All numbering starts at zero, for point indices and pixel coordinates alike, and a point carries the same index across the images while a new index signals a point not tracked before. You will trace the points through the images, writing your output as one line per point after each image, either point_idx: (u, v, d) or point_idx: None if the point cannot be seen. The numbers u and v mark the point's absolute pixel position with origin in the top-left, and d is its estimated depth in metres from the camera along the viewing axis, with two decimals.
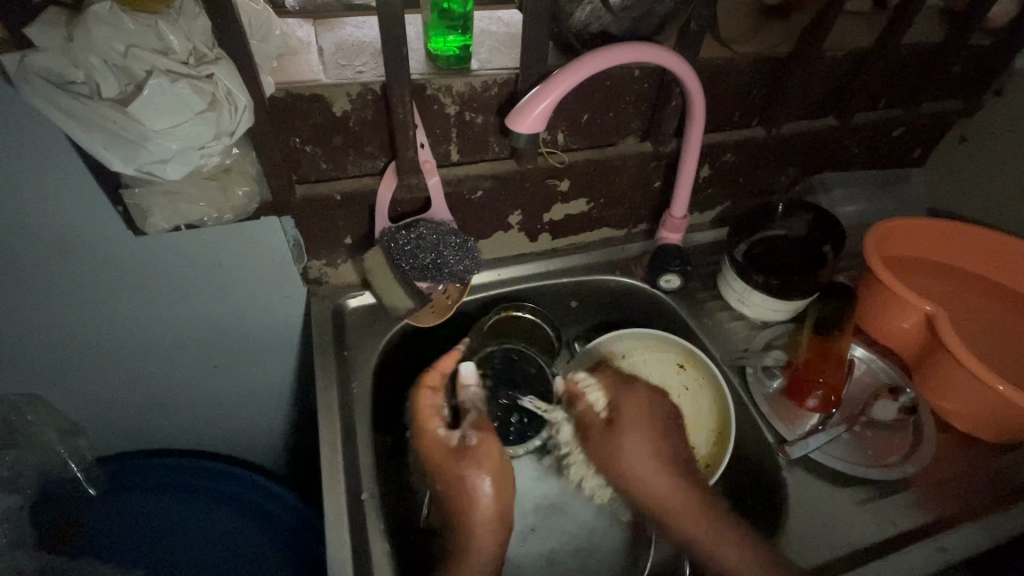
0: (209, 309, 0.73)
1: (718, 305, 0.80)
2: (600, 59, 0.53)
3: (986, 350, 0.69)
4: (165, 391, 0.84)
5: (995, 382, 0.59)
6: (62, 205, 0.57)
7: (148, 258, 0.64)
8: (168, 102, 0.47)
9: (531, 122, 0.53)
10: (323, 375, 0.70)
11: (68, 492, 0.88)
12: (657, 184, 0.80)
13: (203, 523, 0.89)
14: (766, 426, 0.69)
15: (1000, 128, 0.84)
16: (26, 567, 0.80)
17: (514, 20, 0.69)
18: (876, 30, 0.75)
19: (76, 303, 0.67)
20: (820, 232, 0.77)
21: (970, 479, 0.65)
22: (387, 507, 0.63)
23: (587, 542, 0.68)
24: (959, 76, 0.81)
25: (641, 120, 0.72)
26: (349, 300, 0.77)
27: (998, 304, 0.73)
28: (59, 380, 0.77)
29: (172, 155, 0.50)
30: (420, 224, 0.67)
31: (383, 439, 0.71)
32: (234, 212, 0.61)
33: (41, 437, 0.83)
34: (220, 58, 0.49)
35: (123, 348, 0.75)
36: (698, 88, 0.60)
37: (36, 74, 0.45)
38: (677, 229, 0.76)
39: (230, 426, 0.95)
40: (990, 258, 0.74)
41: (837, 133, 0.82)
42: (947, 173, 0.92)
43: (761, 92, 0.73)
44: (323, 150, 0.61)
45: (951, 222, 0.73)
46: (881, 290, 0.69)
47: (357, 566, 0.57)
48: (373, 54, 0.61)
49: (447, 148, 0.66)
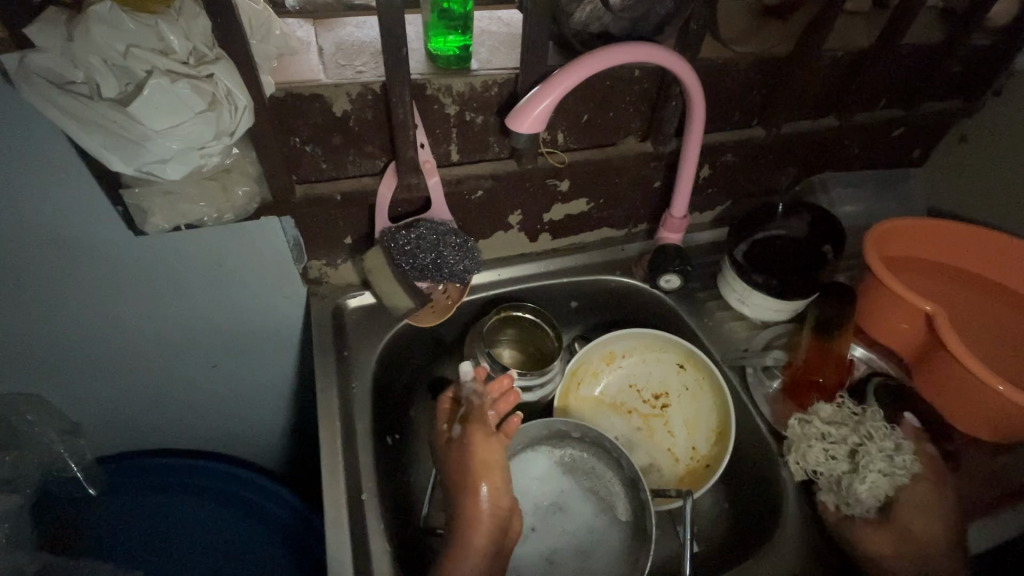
0: (209, 307, 0.73)
1: (719, 305, 0.80)
2: (600, 58, 0.53)
3: (984, 352, 0.69)
4: (164, 391, 0.84)
5: (995, 382, 0.59)
6: (61, 206, 0.57)
7: (147, 258, 0.64)
8: (168, 101, 0.47)
9: (531, 122, 0.53)
10: (323, 375, 0.70)
11: (68, 492, 0.88)
12: (657, 184, 0.80)
13: (202, 525, 0.89)
14: (766, 426, 0.70)
15: (999, 128, 0.84)
16: (27, 567, 0.80)
17: (514, 19, 0.69)
18: (877, 30, 0.75)
19: (75, 304, 0.67)
20: (820, 233, 0.77)
21: (967, 480, 0.66)
22: (387, 507, 0.64)
23: (586, 542, 0.68)
24: (959, 76, 0.81)
25: (640, 120, 0.72)
26: (349, 300, 0.77)
27: (1000, 307, 0.73)
28: (60, 380, 0.77)
29: (171, 155, 0.50)
30: (421, 224, 0.67)
31: (384, 439, 0.70)
32: (234, 212, 0.61)
33: (41, 437, 0.83)
34: (220, 57, 0.49)
35: (121, 348, 0.75)
36: (698, 88, 0.60)
37: (36, 74, 0.45)
38: (677, 229, 0.76)
39: (230, 425, 0.95)
40: (993, 260, 0.74)
41: (838, 133, 0.82)
42: (947, 173, 0.92)
43: (761, 92, 0.73)
44: (323, 149, 0.61)
45: (952, 223, 0.73)
46: (879, 289, 0.68)
47: (358, 565, 0.57)
48: (373, 54, 0.61)
49: (447, 148, 0.66)
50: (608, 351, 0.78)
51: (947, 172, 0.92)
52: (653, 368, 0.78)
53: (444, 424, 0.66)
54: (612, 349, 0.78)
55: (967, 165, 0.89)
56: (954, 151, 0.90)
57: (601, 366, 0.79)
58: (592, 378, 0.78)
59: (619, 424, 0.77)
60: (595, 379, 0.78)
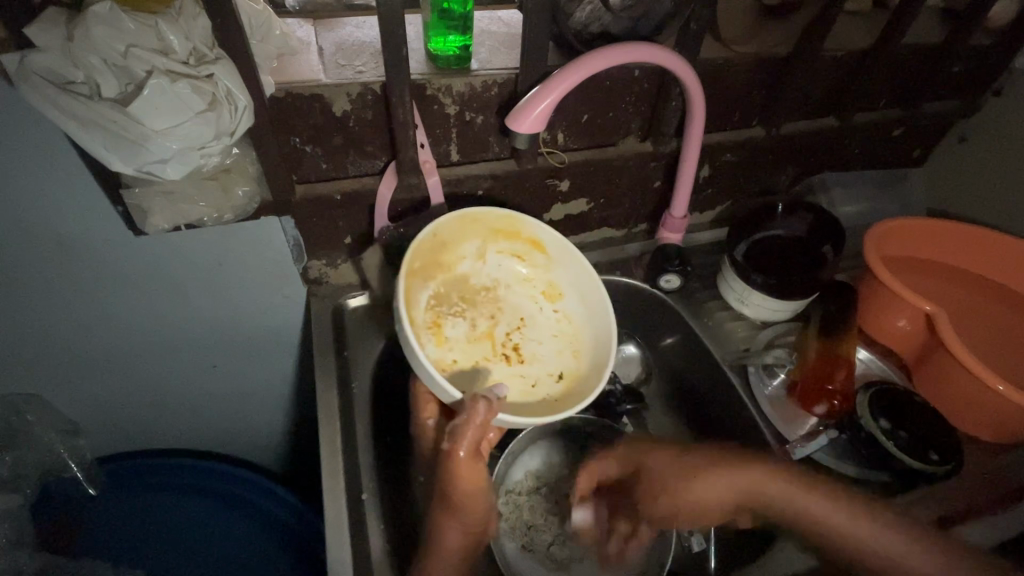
0: (210, 306, 0.73)
1: (718, 304, 0.80)
2: (598, 59, 0.53)
3: (981, 350, 0.69)
4: (163, 390, 0.84)
5: (994, 382, 0.59)
6: (62, 207, 0.57)
7: (148, 258, 0.64)
8: (168, 101, 0.47)
9: (531, 122, 0.53)
10: (323, 375, 0.70)
11: (67, 492, 0.88)
12: (657, 185, 0.80)
13: (201, 525, 0.90)
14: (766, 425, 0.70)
15: (998, 128, 0.84)
16: (26, 568, 0.80)
17: (514, 19, 0.69)
18: (876, 31, 0.75)
19: (74, 304, 0.67)
20: (819, 235, 0.77)
21: (967, 479, 0.65)
22: (387, 505, 0.64)
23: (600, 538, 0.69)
24: (960, 76, 0.81)
25: (641, 120, 0.72)
26: (349, 300, 0.76)
27: (996, 307, 0.73)
28: (59, 380, 0.77)
29: (171, 155, 0.50)
30: (421, 224, 0.67)
31: (383, 440, 0.70)
32: (234, 212, 0.62)
33: (41, 437, 0.83)
34: (220, 58, 0.49)
35: (120, 347, 0.75)
36: (698, 88, 0.60)
37: (36, 74, 0.45)
38: (677, 229, 0.75)
39: (229, 425, 0.95)
40: (990, 259, 0.74)
41: (837, 132, 0.82)
42: (946, 173, 0.92)
43: (761, 92, 0.73)
44: (323, 149, 0.61)
45: (950, 222, 0.73)
46: (881, 289, 0.68)
47: (357, 566, 0.57)
48: (373, 54, 0.61)
49: (447, 148, 0.66)
50: (516, 249, 0.69)
51: (945, 172, 0.92)
52: (574, 286, 0.68)
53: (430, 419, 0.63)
54: (523, 247, 0.69)
55: (965, 165, 0.89)
56: (953, 151, 0.90)
57: (461, 234, 0.65)
58: (456, 222, 0.63)
59: (423, 292, 0.64)
60: (461, 255, 0.66)
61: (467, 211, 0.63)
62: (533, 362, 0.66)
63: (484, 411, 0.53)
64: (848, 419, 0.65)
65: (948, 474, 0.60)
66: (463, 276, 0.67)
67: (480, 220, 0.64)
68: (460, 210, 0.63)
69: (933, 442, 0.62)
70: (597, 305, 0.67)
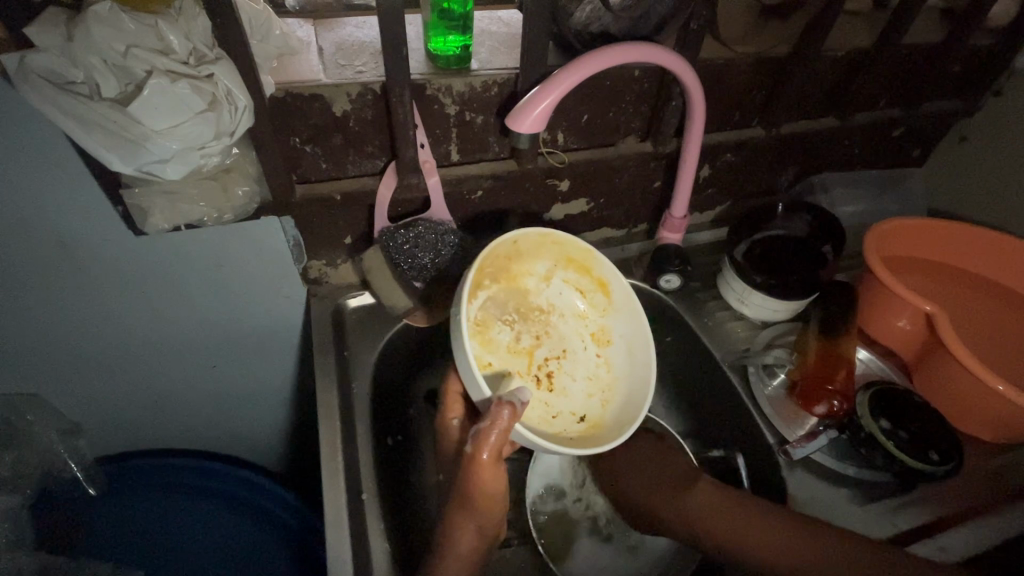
0: (210, 307, 0.73)
1: (719, 304, 0.80)
2: (599, 58, 0.53)
3: (981, 350, 0.69)
4: (163, 390, 0.84)
5: (994, 382, 0.59)
6: (62, 207, 0.57)
7: (148, 258, 0.64)
8: (167, 101, 0.47)
9: (531, 122, 0.53)
10: (323, 375, 0.70)
11: (67, 492, 0.88)
12: (657, 185, 0.80)
13: (201, 525, 0.90)
14: (766, 425, 0.69)
15: (998, 128, 0.84)
16: (26, 568, 0.80)
17: (514, 20, 0.69)
18: (876, 31, 0.75)
19: (76, 305, 0.67)
20: (820, 233, 0.78)
21: (967, 479, 0.65)
22: (387, 505, 0.64)
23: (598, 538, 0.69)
24: (960, 76, 0.81)
25: (641, 120, 0.72)
26: (349, 300, 0.77)
27: (997, 307, 0.73)
28: (59, 380, 0.77)
29: (171, 155, 0.50)
30: (420, 224, 0.67)
31: (383, 440, 0.70)
32: (234, 212, 0.62)
33: (41, 437, 0.83)
34: (220, 57, 0.49)
35: (120, 348, 0.75)
36: (699, 88, 0.60)
37: (36, 74, 0.45)
38: (677, 229, 0.75)
39: (230, 425, 0.94)
40: (990, 260, 0.74)
41: (837, 133, 0.82)
42: (946, 173, 0.92)
43: (761, 92, 0.73)
44: (323, 149, 0.61)
45: (950, 222, 0.73)
46: (881, 289, 0.68)
47: (357, 566, 0.57)
48: (372, 54, 0.61)
49: (447, 149, 0.66)
50: (582, 284, 0.70)
51: (946, 173, 0.92)
52: (624, 337, 0.69)
53: (455, 418, 0.62)
54: (588, 284, 0.70)
55: (965, 165, 0.89)
56: (953, 151, 0.90)
57: (538, 251, 0.66)
58: (537, 238, 0.65)
59: (484, 292, 0.65)
60: (530, 271, 0.68)
61: (552, 232, 0.64)
62: (561, 395, 0.67)
63: (508, 416, 0.52)
64: (849, 419, 0.64)
65: (948, 474, 0.59)
66: (524, 291, 0.68)
67: (560, 243, 0.66)
68: (544, 229, 0.64)
69: (934, 442, 0.61)
70: (641, 361, 0.67)
